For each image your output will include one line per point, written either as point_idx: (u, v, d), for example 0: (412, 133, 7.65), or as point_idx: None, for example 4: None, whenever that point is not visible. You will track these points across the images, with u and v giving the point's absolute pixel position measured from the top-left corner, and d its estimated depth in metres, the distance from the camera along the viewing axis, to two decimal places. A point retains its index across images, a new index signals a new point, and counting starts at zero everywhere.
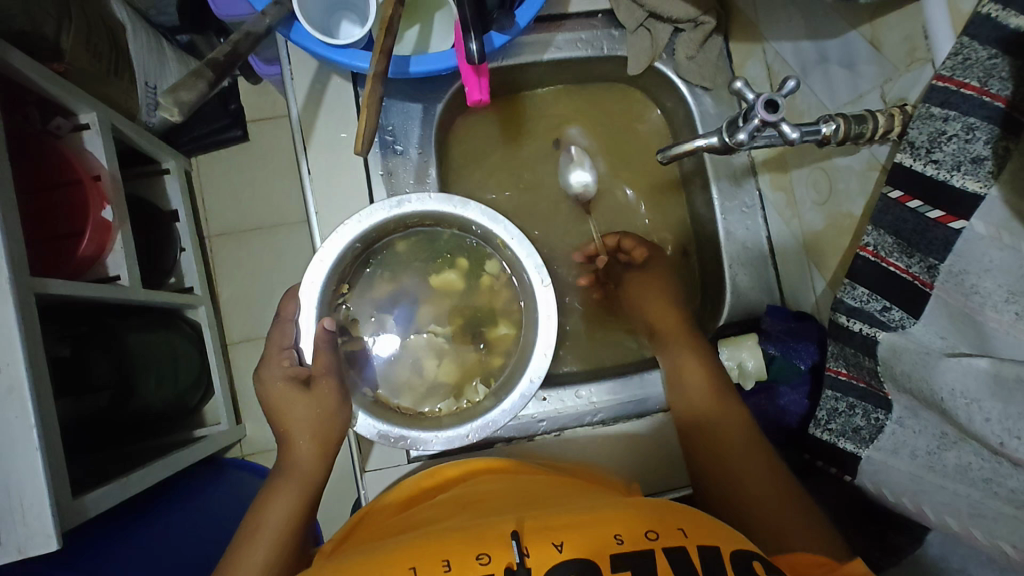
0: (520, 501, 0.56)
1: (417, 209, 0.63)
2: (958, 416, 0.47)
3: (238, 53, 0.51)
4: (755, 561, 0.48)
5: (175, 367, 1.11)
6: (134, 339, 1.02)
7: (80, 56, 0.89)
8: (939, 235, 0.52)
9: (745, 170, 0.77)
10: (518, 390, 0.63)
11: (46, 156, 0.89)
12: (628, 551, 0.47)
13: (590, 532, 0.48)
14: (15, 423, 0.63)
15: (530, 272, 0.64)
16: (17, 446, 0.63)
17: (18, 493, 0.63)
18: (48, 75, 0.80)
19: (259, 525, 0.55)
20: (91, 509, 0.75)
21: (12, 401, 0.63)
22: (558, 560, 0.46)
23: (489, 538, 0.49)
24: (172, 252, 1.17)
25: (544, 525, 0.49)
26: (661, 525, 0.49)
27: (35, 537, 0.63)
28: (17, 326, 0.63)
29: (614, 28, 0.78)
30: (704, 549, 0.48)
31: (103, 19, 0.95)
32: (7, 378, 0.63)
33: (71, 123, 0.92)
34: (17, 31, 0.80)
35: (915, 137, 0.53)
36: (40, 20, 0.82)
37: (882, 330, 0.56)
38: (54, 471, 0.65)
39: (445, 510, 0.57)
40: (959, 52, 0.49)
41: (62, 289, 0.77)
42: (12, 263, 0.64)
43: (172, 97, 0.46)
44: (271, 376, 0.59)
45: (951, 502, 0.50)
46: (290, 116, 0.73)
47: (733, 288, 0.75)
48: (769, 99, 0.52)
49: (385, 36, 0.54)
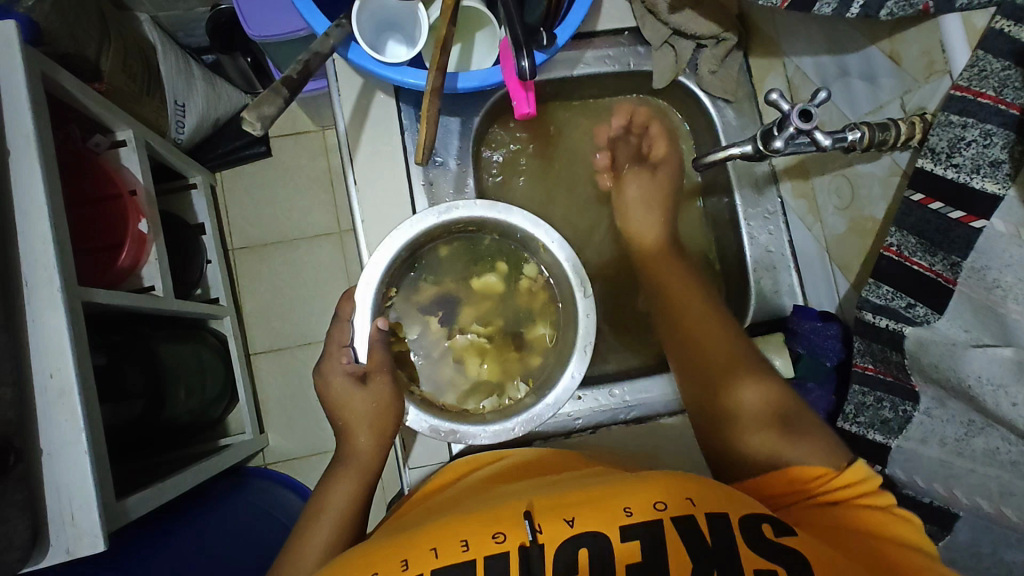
0: (538, 482, 0.59)
1: (464, 215, 0.67)
2: (986, 401, 0.51)
3: (310, 69, 0.55)
4: (764, 523, 0.51)
5: (202, 376, 1.15)
6: (165, 349, 1.06)
7: (118, 79, 0.95)
8: (961, 234, 0.55)
9: (767, 178, 0.82)
10: (560, 385, 0.66)
11: (90, 171, 0.93)
12: (636, 522, 0.50)
13: (597, 505, 0.52)
14: (66, 426, 0.65)
15: (569, 275, 0.68)
16: (67, 448, 0.65)
17: (67, 495, 0.65)
18: (91, 93, 0.84)
19: (322, 508, 0.58)
20: (131, 513, 0.77)
21: (64, 404, 0.65)
22: (569, 534, 0.50)
23: (504, 517, 0.52)
24: (198, 261, 1.19)
25: (555, 502, 0.53)
26: (668, 494, 0.52)
27: (82, 539, 0.64)
28: (68, 333, 0.66)
29: (640, 44, 0.83)
30: (713, 516, 0.50)
31: (138, 47, 1.02)
32: (56, 383, 0.65)
33: (108, 140, 0.97)
34: (61, 53, 0.86)
35: (935, 143, 0.57)
36: (82, 42, 0.88)
37: (908, 325, 0.60)
38: (100, 472, 0.67)
39: (471, 493, 0.60)
40: (975, 64, 0.53)
41: (105, 299, 0.81)
42: (65, 275, 0.67)
43: (257, 112, 0.50)
44: (332, 370, 0.63)
45: (982, 482, 0.53)
46: (336, 128, 0.76)
47: (759, 293, 0.80)
48: (803, 108, 0.54)
49: (442, 54, 0.58)
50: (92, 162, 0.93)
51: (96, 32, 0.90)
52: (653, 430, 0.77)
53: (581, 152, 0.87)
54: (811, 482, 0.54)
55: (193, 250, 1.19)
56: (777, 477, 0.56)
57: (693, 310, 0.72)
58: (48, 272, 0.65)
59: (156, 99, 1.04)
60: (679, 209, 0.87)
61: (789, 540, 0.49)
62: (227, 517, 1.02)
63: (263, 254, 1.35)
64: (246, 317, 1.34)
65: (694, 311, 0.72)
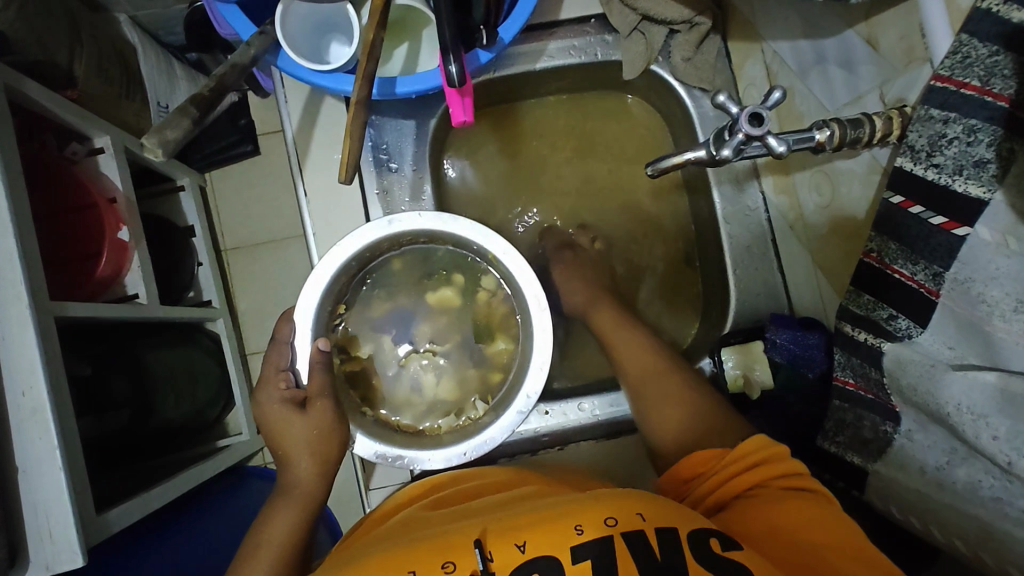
0: (485, 503, 0.56)
1: (408, 227, 0.63)
2: (965, 431, 0.46)
3: (224, 85, 0.55)
4: (712, 536, 0.48)
5: (195, 382, 0.97)
6: (155, 357, 0.89)
7: (93, 82, 0.80)
8: (943, 241, 0.49)
9: (748, 172, 0.78)
10: (515, 407, 0.63)
11: (60, 179, 0.77)
12: (587, 542, 0.47)
13: (551, 526, 0.49)
14: (38, 445, 0.56)
15: (524, 288, 0.64)
16: (43, 465, 0.56)
17: (43, 510, 0.57)
18: (65, 103, 0.71)
19: (261, 541, 0.56)
20: (114, 525, 0.64)
21: (34, 423, 0.56)
22: (520, 559, 0.47)
23: (452, 544, 0.49)
24: (189, 264, 1.02)
25: (506, 526, 0.50)
26: (619, 510, 0.50)
27: (60, 555, 0.56)
28: (39, 348, 0.57)
29: (608, 32, 0.77)
30: (662, 531, 0.48)
31: (113, 43, 0.86)
32: (29, 402, 0.56)
33: (86, 147, 0.81)
34: (30, 61, 0.72)
35: (915, 140, 0.51)
36: (54, 48, 0.73)
37: (887, 339, 0.55)
38: (78, 487, 0.59)
39: (417, 518, 0.56)
40: (959, 50, 0.47)
41: (82, 312, 0.68)
42: (33, 289, 0.58)
43: (161, 135, 0.49)
44: (269, 399, 0.60)
45: (959, 523, 0.49)
46: (285, 137, 0.73)
47: (738, 293, 0.76)
48: (754, 111, 0.53)
49: (367, 61, 0.54)
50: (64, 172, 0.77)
51: (66, 36, 0.75)
52: (621, 446, 0.77)
53: (550, 151, 0.85)
54: (715, 459, 0.58)
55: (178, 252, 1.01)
56: (686, 462, 0.60)
57: (618, 331, 0.74)
58: (15, 287, 0.57)
59: (137, 104, 0.90)
60: (650, 213, 0.86)
61: (738, 556, 0.47)
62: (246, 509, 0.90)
63: (259, 254, 1.15)
64: (241, 320, 1.14)
65: (643, 360, 0.71)
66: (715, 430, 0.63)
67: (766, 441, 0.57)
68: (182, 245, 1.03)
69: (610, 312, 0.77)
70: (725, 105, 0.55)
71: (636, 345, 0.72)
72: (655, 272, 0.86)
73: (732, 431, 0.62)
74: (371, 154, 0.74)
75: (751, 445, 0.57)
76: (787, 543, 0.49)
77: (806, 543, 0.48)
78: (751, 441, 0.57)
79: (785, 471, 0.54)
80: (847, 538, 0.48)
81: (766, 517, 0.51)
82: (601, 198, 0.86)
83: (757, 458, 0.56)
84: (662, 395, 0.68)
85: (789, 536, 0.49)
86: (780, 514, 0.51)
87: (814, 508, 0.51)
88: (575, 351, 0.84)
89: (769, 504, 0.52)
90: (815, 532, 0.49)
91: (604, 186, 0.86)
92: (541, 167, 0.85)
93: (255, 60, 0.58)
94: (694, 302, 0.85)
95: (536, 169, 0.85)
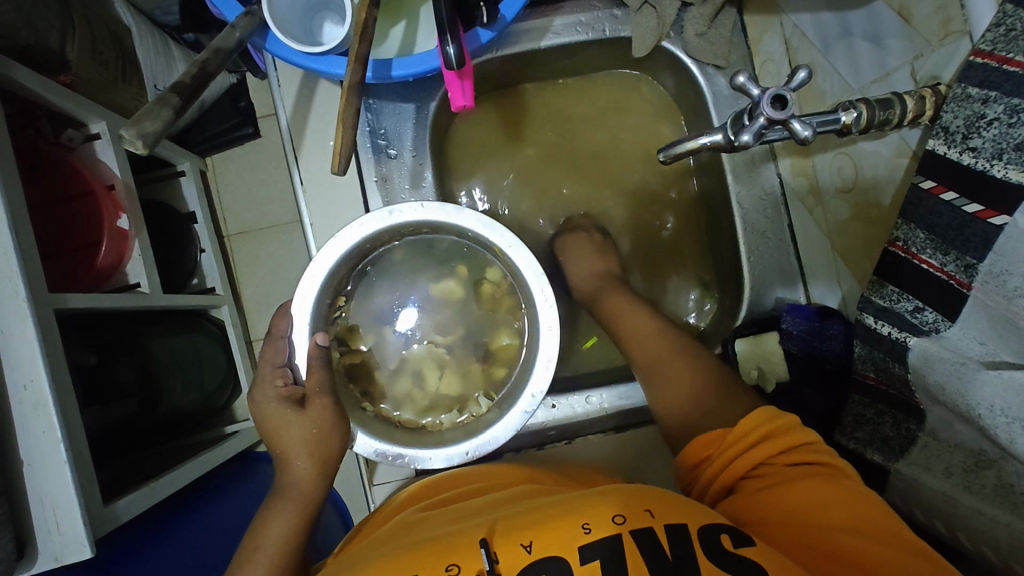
0: (490, 501, 0.54)
1: (411, 218, 0.61)
2: (998, 434, 0.43)
3: (207, 71, 0.52)
4: (724, 533, 0.46)
5: (200, 367, 0.94)
6: (159, 346, 0.86)
7: (87, 67, 0.76)
8: (977, 230, 0.47)
9: (763, 155, 0.74)
10: (520, 405, 0.61)
11: (53, 168, 0.73)
12: (595, 541, 0.45)
13: (560, 525, 0.46)
14: (42, 438, 0.54)
15: (530, 280, 0.62)
16: (48, 458, 0.54)
17: (51, 502, 0.54)
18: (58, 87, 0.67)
19: (257, 546, 0.54)
20: (123, 514, 0.63)
21: (37, 416, 0.54)
22: (527, 561, 0.45)
23: (455, 546, 0.47)
24: (190, 252, 0.97)
25: (513, 525, 0.48)
26: (626, 507, 0.48)
27: (69, 546, 0.55)
28: (39, 341, 0.54)
29: (616, 7, 0.73)
30: (672, 527, 0.46)
31: (108, 24, 0.82)
32: (31, 394, 0.54)
33: (82, 133, 0.76)
34: (22, 46, 0.67)
35: (950, 121, 0.49)
36: (44, 31, 0.69)
37: (914, 334, 0.52)
38: (84, 480, 0.57)
39: (419, 519, 0.55)
40: (1002, 22, 0.45)
41: (82, 303, 0.64)
42: (29, 280, 0.54)
43: (138, 127, 0.46)
44: (265, 398, 0.59)
45: (989, 530, 0.46)
46: (279, 125, 0.73)
47: (753, 283, 0.73)
48: (777, 93, 0.50)
49: (360, 43, 0.52)
50: (58, 162, 0.73)
51: (57, 18, 0.71)
52: (631, 439, 0.75)
53: (557, 133, 0.81)
54: (726, 438, 0.55)
55: (180, 238, 0.97)
56: (696, 442, 0.57)
57: (633, 320, 0.71)
58: (12, 281, 0.53)
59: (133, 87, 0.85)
60: (661, 196, 0.82)
61: (750, 553, 0.44)
62: (252, 491, 0.85)
63: (261, 240, 1.10)
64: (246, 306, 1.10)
65: (659, 343, 0.68)
66: (718, 402, 0.61)
67: (774, 413, 0.55)
68: (185, 230, 0.98)
69: (626, 295, 0.74)
70: (744, 87, 0.51)
71: (648, 330, 0.70)
72: (664, 259, 0.83)
73: (742, 409, 0.59)
74: (368, 140, 0.71)
75: (756, 419, 0.55)
76: (808, 533, 0.46)
77: (822, 527, 0.46)
78: (757, 415, 0.55)
79: (794, 445, 0.52)
80: (868, 532, 0.45)
81: (780, 501, 0.49)
82: (609, 182, 0.83)
83: (769, 430, 0.54)
84: (668, 375, 0.66)
85: (807, 522, 0.47)
86: (796, 501, 0.48)
87: (834, 485, 0.49)
88: (583, 341, 0.82)
89: (782, 486, 0.50)
90: (833, 514, 0.47)
91: (611, 169, 0.82)
92: (545, 149, 0.81)
93: (239, 42, 0.56)
94: (704, 290, 0.82)
95: (541, 152, 0.81)
